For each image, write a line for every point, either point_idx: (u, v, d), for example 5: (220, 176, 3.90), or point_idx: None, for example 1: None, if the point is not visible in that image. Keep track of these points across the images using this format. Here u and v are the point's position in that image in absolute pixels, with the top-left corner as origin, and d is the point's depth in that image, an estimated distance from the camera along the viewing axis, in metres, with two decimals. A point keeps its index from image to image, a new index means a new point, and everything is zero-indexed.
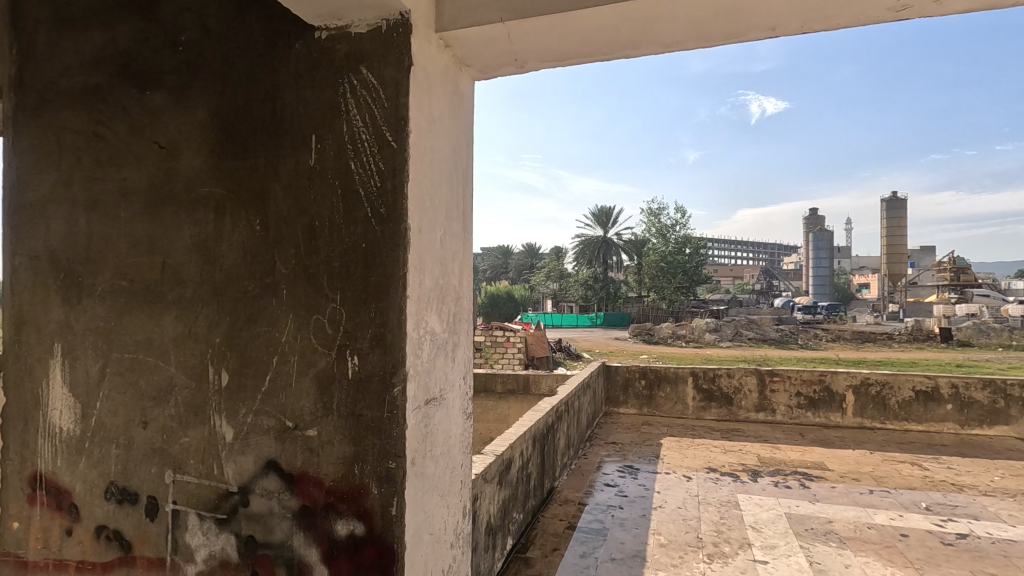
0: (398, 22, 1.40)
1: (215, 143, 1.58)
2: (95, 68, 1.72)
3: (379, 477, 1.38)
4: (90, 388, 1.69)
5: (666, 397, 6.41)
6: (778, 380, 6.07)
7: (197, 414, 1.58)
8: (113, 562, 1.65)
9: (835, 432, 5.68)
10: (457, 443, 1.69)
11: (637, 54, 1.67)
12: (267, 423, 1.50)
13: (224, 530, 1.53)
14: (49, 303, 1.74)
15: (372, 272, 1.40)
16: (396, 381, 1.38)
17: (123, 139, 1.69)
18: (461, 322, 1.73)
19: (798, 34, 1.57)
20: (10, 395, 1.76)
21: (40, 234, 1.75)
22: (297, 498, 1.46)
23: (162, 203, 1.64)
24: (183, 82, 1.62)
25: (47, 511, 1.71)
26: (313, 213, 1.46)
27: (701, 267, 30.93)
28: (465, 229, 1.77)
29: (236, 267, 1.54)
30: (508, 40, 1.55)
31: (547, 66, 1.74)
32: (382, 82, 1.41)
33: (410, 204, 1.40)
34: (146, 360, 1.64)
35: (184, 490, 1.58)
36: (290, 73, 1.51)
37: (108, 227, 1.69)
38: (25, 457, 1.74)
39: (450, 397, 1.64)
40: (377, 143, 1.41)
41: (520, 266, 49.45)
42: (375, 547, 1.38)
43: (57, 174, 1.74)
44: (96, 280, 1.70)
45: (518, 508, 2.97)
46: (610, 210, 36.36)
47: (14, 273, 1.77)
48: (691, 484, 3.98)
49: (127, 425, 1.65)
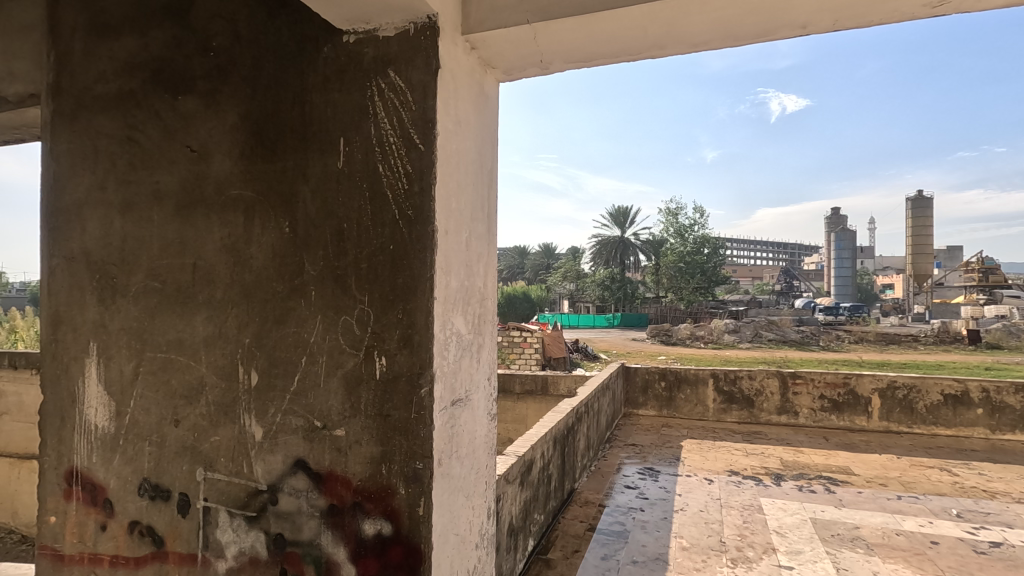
0: (425, 25, 1.41)
1: (244, 146, 1.60)
2: (128, 73, 1.77)
3: (407, 477, 1.39)
4: (124, 386, 1.74)
5: (686, 398, 6.35)
6: (801, 383, 5.98)
7: (227, 413, 1.60)
8: (146, 557, 1.69)
9: (860, 435, 5.57)
10: (482, 444, 1.70)
11: (665, 55, 1.65)
12: (296, 423, 1.52)
13: (253, 528, 1.55)
14: (85, 303, 1.79)
15: (399, 274, 1.41)
16: (423, 381, 1.39)
17: (156, 143, 1.72)
18: (485, 323, 1.73)
19: (829, 32, 1.54)
20: (49, 392, 1.82)
21: (76, 235, 1.81)
22: (325, 497, 1.48)
23: (192, 205, 1.67)
24: (214, 87, 1.65)
25: (82, 506, 1.76)
26: (341, 215, 1.48)
27: (720, 268, 30.63)
28: (491, 231, 1.77)
29: (266, 269, 1.57)
30: (535, 41, 1.55)
31: (571, 67, 1.73)
32: (410, 85, 1.42)
33: (437, 206, 1.40)
34: (178, 360, 1.68)
35: (214, 487, 1.61)
36: (318, 76, 1.53)
37: (141, 229, 1.74)
38: (62, 454, 1.79)
39: (476, 398, 1.64)
40: (405, 146, 1.42)
41: (536, 267, 49.51)
42: (402, 547, 1.39)
43: (93, 177, 1.79)
44: (130, 281, 1.74)
45: (539, 509, 2.97)
46: (628, 210, 36.15)
47: (51, 274, 1.82)
48: (713, 487, 3.94)
49: (159, 423, 1.69)
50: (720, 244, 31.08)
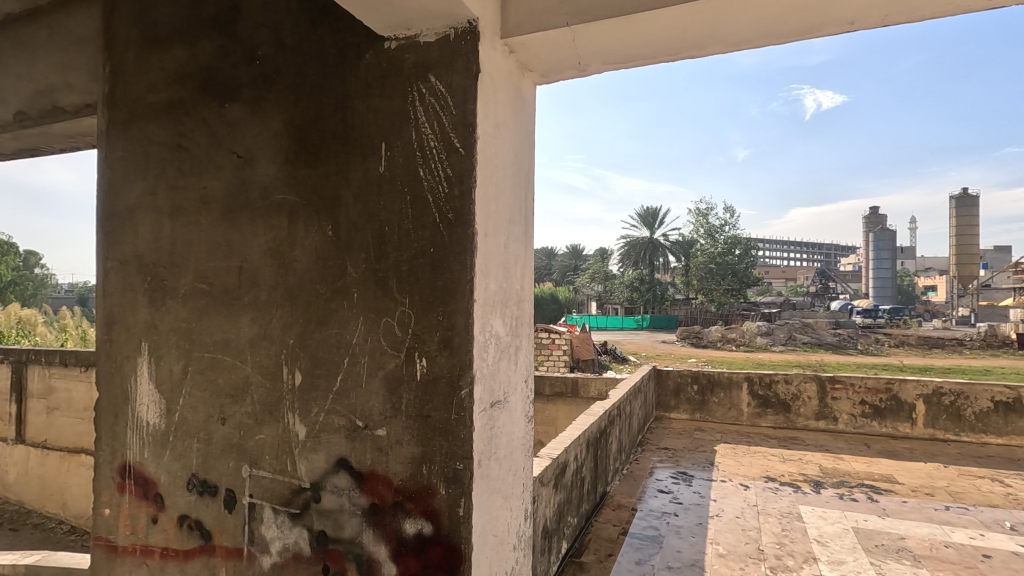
0: (465, 30, 1.42)
1: (289, 152, 1.65)
2: (178, 83, 1.84)
3: (447, 478, 1.40)
4: (173, 384, 1.80)
5: (719, 402, 6.24)
6: (840, 388, 5.80)
7: (271, 412, 1.65)
8: (194, 550, 1.75)
9: (904, 443, 5.38)
10: (520, 446, 1.70)
11: (705, 54, 1.63)
12: (338, 422, 1.54)
13: (297, 525, 1.59)
14: (137, 305, 1.87)
15: (439, 276, 1.43)
16: (463, 383, 1.40)
17: (203, 149, 1.78)
18: (523, 325, 1.73)
19: (878, 27, 1.50)
20: (105, 390, 1.92)
21: (128, 239, 1.90)
22: (366, 496, 1.50)
23: (238, 210, 1.72)
24: (259, 94, 1.70)
25: (135, 499, 1.85)
26: (382, 219, 1.51)
27: (752, 269, 30.03)
28: (528, 233, 1.77)
29: (309, 271, 1.60)
30: (573, 43, 1.54)
31: (609, 69, 1.72)
32: (450, 89, 1.44)
33: (477, 209, 1.41)
34: (224, 359, 1.73)
35: (259, 484, 1.65)
36: (360, 82, 1.55)
37: (189, 233, 1.80)
38: (115, 448, 1.89)
39: (513, 400, 1.65)
40: (445, 149, 1.43)
41: (564, 268, 49.35)
42: (442, 547, 1.40)
43: (144, 183, 1.87)
44: (179, 283, 1.81)
45: (573, 511, 2.96)
46: (656, 210, 35.72)
47: (106, 277, 1.92)
48: (749, 493, 3.86)
49: (206, 421, 1.75)
50: (752, 244, 30.44)
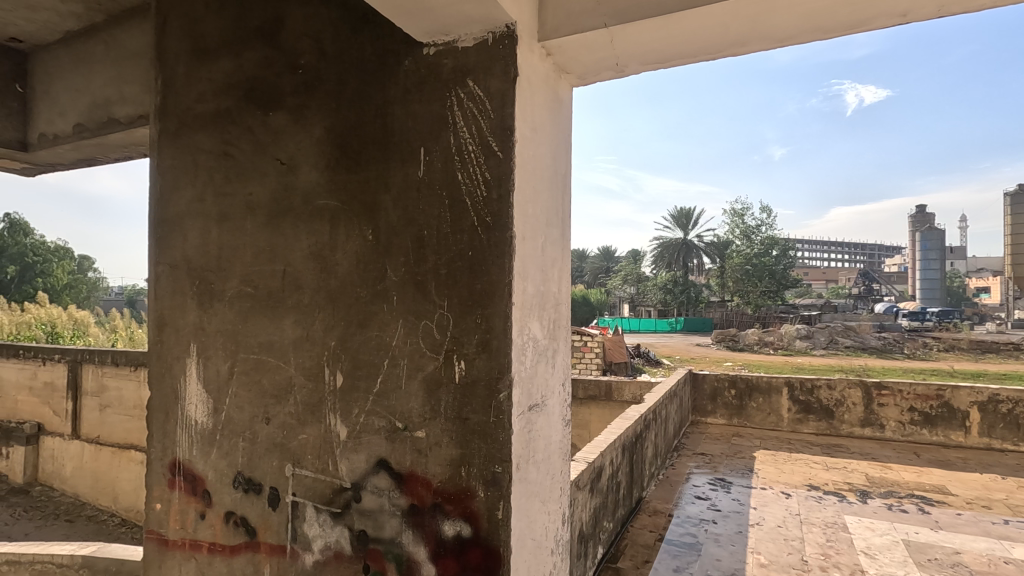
0: (503, 35, 1.42)
1: (330, 158, 1.68)
2: (225, 93, 1.90)
3: (486, 481, 1.41)
4: (220, 384, 1.86)
5: (758, 407, 6.08)
6: (887, 394, 5.57)
7: (314, 413, 1.68)
8: (240, 546, 1.81)
9: (957, 453, 5.13)
10: (557, 450, 1.69)
11: (747, 52, 1.59)
12: (378, 423, 1.57)
13: (338, 524, 1.61)
14: (186, 307, 1.94)
15: (477, 279, 1.43)
16: (501, 386, 1.40)
17: (249, 157, 1.84)
18: (560, 328, 1.72)
19: (932, 18, 1.44)
20: (157, 389, 2.00)
21: (178, 244, 1.97)
22: (406, 497, 1.52)
23: (282, 215, 1.77)
24: (302, 102, 1.74)
25: (184, 495, 1.92)
26: (420, 223, 1.52)
27: (791, 270, 29.19)
28: (565, 235, 1.76)
29: (350, 275, 1.64)
30: (611, 44, 1.52)
31: (648, 69, 1.70)
32: (488, 94, 1.44)
33: (515, 212, 1.41)
34: (269, 361, 1.78)
35: (302, 483, 1.69)
36: (399, 88, 1.57)
37: (235, 238, 1.86)
38: (166, 445, 1.97)
39: (551, 404, 1.64)
40: (484, 153, 1.44)
41: (596, 271, 48.96)
42: (481, 550, 1.40)
43: (193, 191, 1.95)
44: (226, 286, 1.87)
45: (609, 516, 2.93)
46: (690, 211, 35.13)
47: (158, 280, 2.01)
48: (791, 502, 3.74)
49: (251, 420, 1.80)
50: (791, 245, 29.58)
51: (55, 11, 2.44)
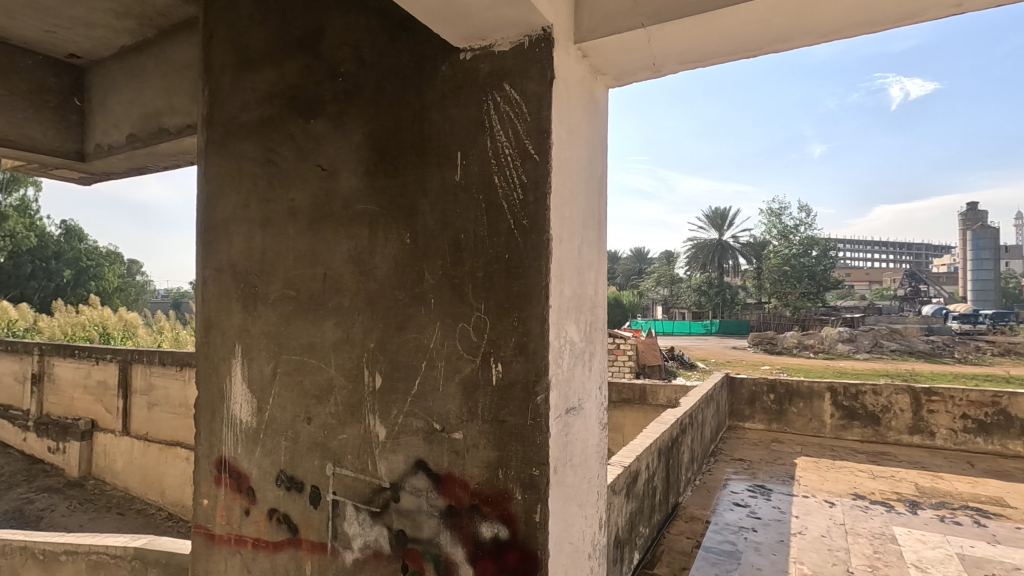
0: (540, 38, 1.42)
1: (369, 163, 1.71)
2: (268, 102, 1.96)
3: (523, 484, 1.41)
4: (263, 385, 1.92)
5: (799, 413, 5.90)
6: (937, 400, 5.34)
7: (353, 413, 1.72)
8: (282, 542, 1.85)
9: (1014, 463, 4.88)
10: (595, 454, 1.68)
11: (789, 48, 1.55)
12: (417, 424, 1.59)
13: (377, 523, 1.64)
14: (232, 309, 2.01)
15: (514, 281, 1.44)
16: (539, 389, 1.40)
17: (290, 163, 1.89)
18: (597, 331, 1.71)
19: (988, 8, 1.37)
20: (203, 388, 2.08)
21: (224, 249, 2.04)
22: (444, 498, 1.53)
23: (322, 220, 1.81)
24: (341, 109, 1.78)
25: (229, 491, 1.98)
26: (457, 227, 1.54)
27: (832, 271, 28.26)
28: (601, 237, 1.75)
29: (389, 278, 1.66)
30: (648, 44, 1.51)
31: (685, 69, 1.68)
32: (525, 97, 1.45)
33: (551, 215, 1.41)
34: (310, 362, 1.82)
35: (342, 482, 1.73)
36: (436, 93, 1.59)
37: (277, 242, 1.91)
38: (213, 444, 2.04)
39: (588, 407, 1.63)
40: (520, 157, 1.44)
41: (628, 272, 48.42)
42: (519, 552, 1.40)
43: (238, 197, 2.01)
44: (269, 289, 1.93)
45: (644, 521, 2.90)
46: (726, 211, 34.43)
47: (205, 284, 2.09)
48: (835, 511, 3.62)
49: (293, 420, 1.84)
50: (832, 245, 28.64)
51: (110, 27, 2.56)
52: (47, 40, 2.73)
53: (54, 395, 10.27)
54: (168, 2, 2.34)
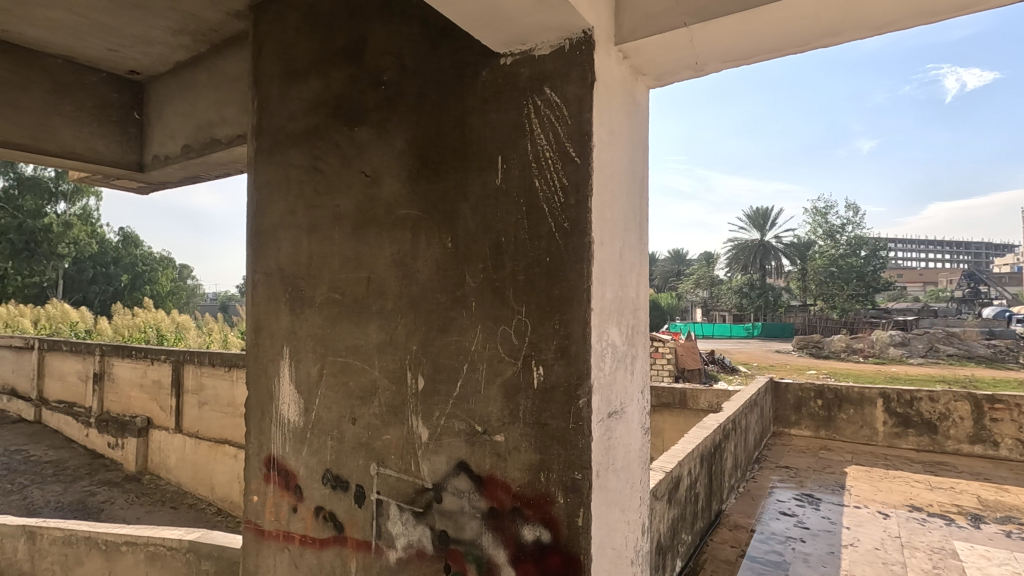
0: (581, 40, 1.42)
1: (411, 169, 1.75)
2: (314, 111, 2.02)
3: (566, 487, 1.40)
4: (310, 386, 1.98)
5: (849, 419, 5.68)
6: (1002, 409, 5.04)
7: (397, 414, 1.75)
8: (328, 539, 1.90)
9: None
10: (637, 458, 1.66)
11: (840, 42, 1.50)
12: (459, 426, 1.60)
13: (420, 523, 1.66)
14: (280, 313, 2.08)
15: (556, 284, 1.44)
16: (581, 393, 1.39)
17: (335, 170, 1.94)
18: (639, 334, 1.69)
19: None
20: (254, 389, 2.16)
21: (273, 254, 2.12)
22: (486, 500, 1.54)
23: (367, 225, 1.85)
24: (384, 117, 1.82)
25: (278, 489, 2.05)
26: (498, 230, 1.55)
27: (883, 271, 27.07)
28: (642, 239, 1.73)
29: (431, 281, 1.69)
30: (691, 44, 1.48)
31: (729, 67, 1.64)
32: (566, 100, 1.44)
33: (593, 217, 1.41)
34: (355, 364, 1.86)
35: (386, 482, 1.76)
36: (477, 99, 1.61)
37: (323, 247, 1.97)
38: (262, 442, 2.11)
39: (631, 411, 1.62)
40: (561, 159, 1.44)
41: (666, 274, 47.59)
42: (561, 556, 1.40)
43: (286, 204, 2.08)
44: (315, 293, 1.98)
45: (687, 529, 2.84)
46: (768, 210, 33.47)
47: (255, 288, 2.17)
48: (890, 523, 3.46)
49: (339, 420, 1.89)
50: (882, 244, 27.45)
51: (167, 44, 2.70)
52: (109, 58, 2.89)
53: (114, 393, 10.82)
54: (220, 18, 2.45)
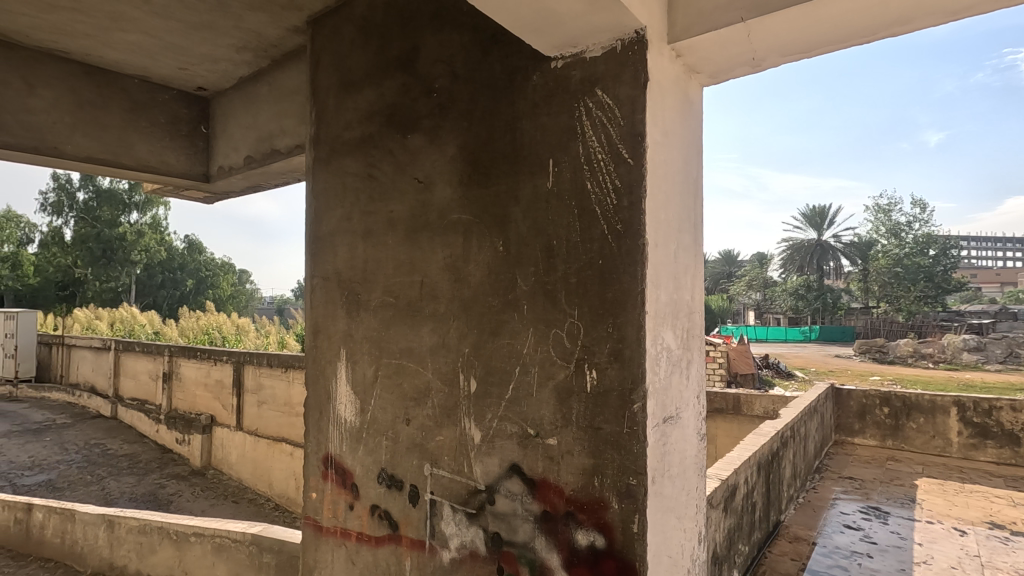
0: (633, 40, 1.40)
1: (463, 174, 1.77)
2: (369, 120, 2.08)
3: (620, 492, 1.38)
4: (366, 387, 2.03)
5: (919, 429, 5.35)
6: None
7: (450, 416, 1.77)
8: (384, 538, 1.95)
9: None
10: (693, 465, 1.62)
11: (911, 30, 1.43)
12: (511, 429, 1.61)
13: (473, 524, 1.68)
14: (337, 315, 2.15)
15: (609, 288, 1.42)
16: (635, 397, 1.37)
17: (389, 177, 2.00)
18: (694, 337, 1.65)
19: None
20: (312, 389, 2.24)
21: (330, 259, 2.20)
22: (538, 503, 1.54)
23: (419, 230, 1.89)
24: (436, 123, 1.86)
25: (336, 486, 2.12)
26: (550, 233, 1.55)
27: (954, 271, 25.40)
28: (697, 240, 1.69)
29: (482, 284, 1.70)
30: (748, 39, 1.44)
31: (789, 60, 1.58)
32: (618, 101, 1.43)
33: (647, 218, 1.38)
34: (408, 366, 1.90)
35: (439, 482, 1.79)
36: (528, 103, 1.62)
37: (378, 252, 2.02)
38: (320, 441, 2.18)
39: (686, 416, 1.58)
40: (614, 161, 1.43)
41: (716, 276, 46.23)
42: (616, 562, 1.38)
43: (343, 211, 2.16)
44: (371, 296, 2.04)
45: (744, 539, 2.75)
46: (826, 209, 32.05)
47: (313, 292, 2.26)
48: (968, 540, 3.24)
49: (393, 420, 1.93)
50: (954, 243, 25.77)
51: (231, 61, 2.84)
52: (179, 76, 3.08)
53: (181, 392, 11.46)
54: (280, 34, 2.56)
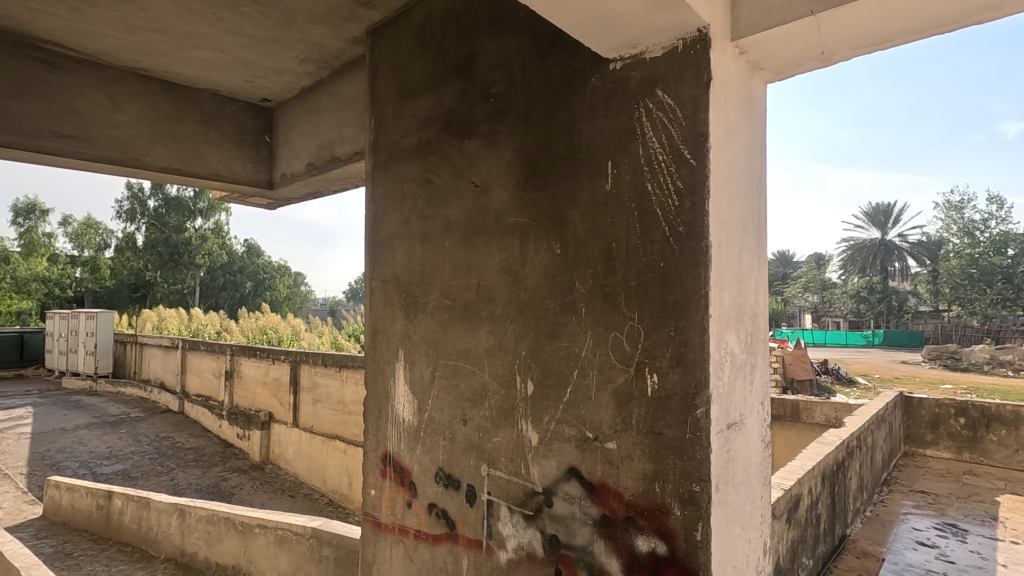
0: (695, 39, 1.37)
1: (520, 178, 1.79)
2: (427, 126, 2.13)
3: (682, 499, 1.36)
4: (424, 387, 2.07)
5: (1000, 442, 4.99)
6: None
7: (507, 417, 1.79)
8: (441, 536, 1.98)
9: None
10: (757, 474, 1.57)
11: (998, 17, 1.34)
12: (569, 432, 1.61)
13: (531, 526, 1.68)
14: (396, 317, 2.21)
15: (670, 291, 1.40)
16: (698, 402, 1.34)
17: (447, 182, 2.04)
18: (758, 342, 1.60)
19: None
20: (371, 389, 2.31)
21: (388, 262, 2.26)
22: (598, 507, 1.53)
23: (476, 234, 1.92)
24: (493, 128, 1.88)
25: (394, 484, 2.17)
26: (609, 235, 1.54)
27: None
28: (761, 242, 1.64)
29: (539, 287, 1.71)
30: (818, 32, 1.39)
31: (860, 53, 1.52)
32: (679, 101, 1.41)
33: (711, 219, 1.35)
34: (465, 367, 1.93)
35: (496, 483, 1.80)
36: (585, 105, 1.62)
37: (435, 256, 2.06)
38: (379, 440, 2.25)
39: (750, 423, 1.53)
40: (676, 162, 1.41)
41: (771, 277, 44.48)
42: (678, 568, 1.35)
43: (401, 215, 2.21)
44: (428, 298, 2.09)
45: (808, 552, 2.64)
46: (890, 207, 30.37)
47: (373, 294, 2.33)
48: None
49: (451, 420, 1.96)
50: None
51: (295, 73, 2.97)
52: (246, 89, 3.24)
53: (242, 389, 12.01)
54: (341, 46, 2.66)
